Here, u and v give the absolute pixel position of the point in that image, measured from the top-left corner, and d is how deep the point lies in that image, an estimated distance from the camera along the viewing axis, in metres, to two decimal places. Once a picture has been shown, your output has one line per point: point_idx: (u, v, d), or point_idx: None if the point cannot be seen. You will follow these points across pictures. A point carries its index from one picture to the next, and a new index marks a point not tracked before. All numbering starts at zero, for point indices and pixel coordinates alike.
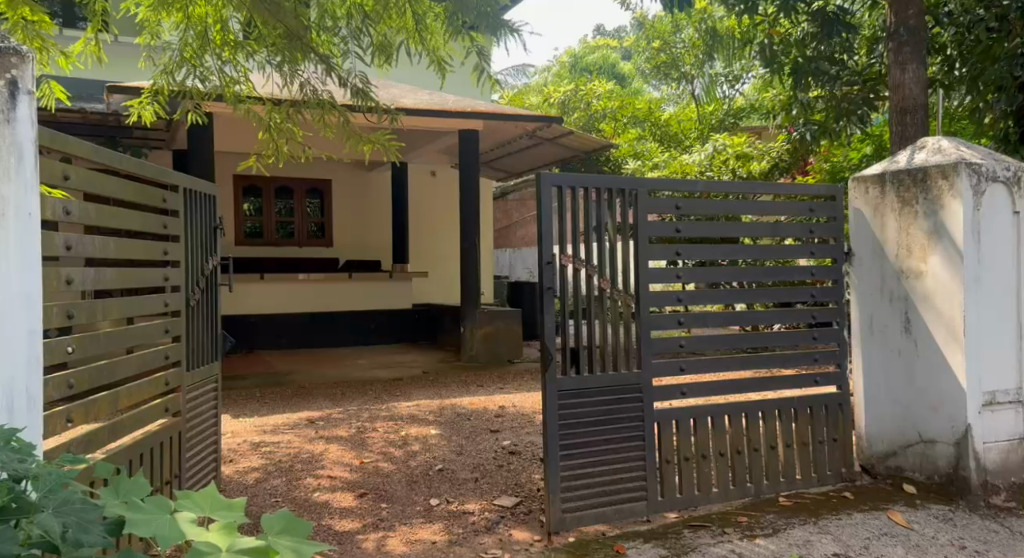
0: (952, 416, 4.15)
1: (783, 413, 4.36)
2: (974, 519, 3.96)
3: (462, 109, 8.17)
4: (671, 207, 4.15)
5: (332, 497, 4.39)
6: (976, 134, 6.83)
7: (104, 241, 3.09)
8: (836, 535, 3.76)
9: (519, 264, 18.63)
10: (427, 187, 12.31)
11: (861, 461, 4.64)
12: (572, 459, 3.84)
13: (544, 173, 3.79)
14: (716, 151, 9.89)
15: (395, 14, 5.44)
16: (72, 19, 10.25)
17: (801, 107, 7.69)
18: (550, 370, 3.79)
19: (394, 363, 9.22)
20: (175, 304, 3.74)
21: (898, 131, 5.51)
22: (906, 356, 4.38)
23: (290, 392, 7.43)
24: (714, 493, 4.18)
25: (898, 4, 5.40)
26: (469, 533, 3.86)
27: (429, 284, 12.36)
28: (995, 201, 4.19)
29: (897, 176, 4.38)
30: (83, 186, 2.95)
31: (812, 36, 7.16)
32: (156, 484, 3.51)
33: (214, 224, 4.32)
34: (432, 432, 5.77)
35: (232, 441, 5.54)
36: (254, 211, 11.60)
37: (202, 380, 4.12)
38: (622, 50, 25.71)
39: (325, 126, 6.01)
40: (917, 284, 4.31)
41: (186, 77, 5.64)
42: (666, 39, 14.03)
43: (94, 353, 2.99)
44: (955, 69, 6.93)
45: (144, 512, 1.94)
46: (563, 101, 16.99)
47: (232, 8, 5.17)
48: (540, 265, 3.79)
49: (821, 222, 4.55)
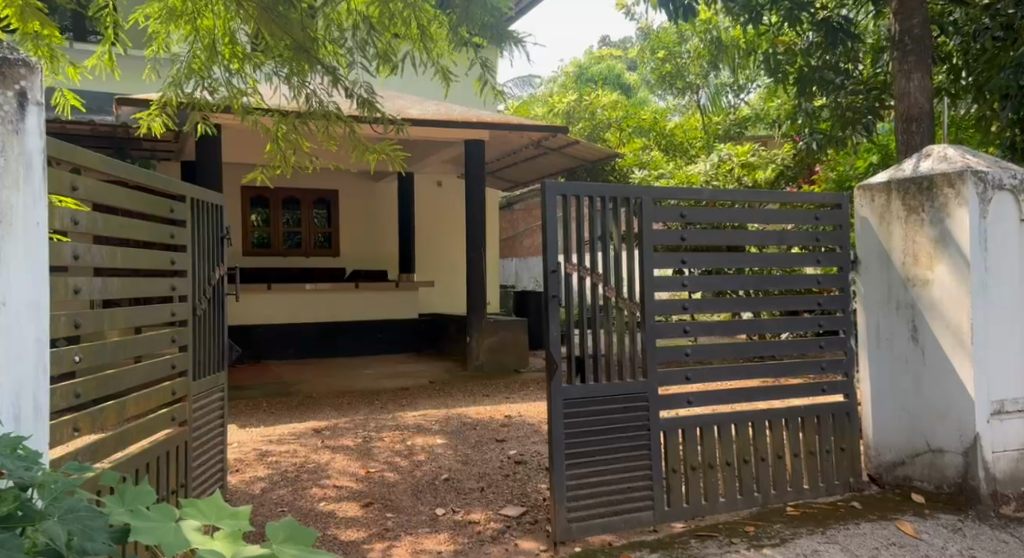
0: (960, 424, 4.13)
1: (791, 422, 4.34)
2: (983, 528, 3.92)
3: (468, 118, 8.21)
4: (677, 215, 4.13)
5: (338, 507, 4.39)
6: (983, 141, 6.90)
7: (112, 250, 3.10)
8: (844, 545, 3.74)
9: (525, 272, 18.78)
10: (432, 196, 12.33)
11: (869, 470, 4.60)
12: (579, 467, 3.84)
13: (550, 183, 3.81)
14: (722, 160, 9.89)
15: (400, 25, 5.40)
16: (83, 32, 10.31)
17: (806, 116, 7.75)
18: (556, 379, 3.80)
19: (402, 373, 9.20)
20: (182, 313, 3.76)
21: (904, 140, 5.48)
22: (913, 365, 4.36)
23: (295, 402, 7.43)
24: (722, 502, 4.16)
25: (903, 12, 5.42)
26: (475, 543, 3.86)
27: (435, 294, 12.37)
28: (1001, 209, 4.17)
29: (901, 185, 4.38)
30: (93, 197, 2.98)
31: (817, 45, 7.19)
32: (162, 492, 3.52)
33: (220, 234, 4.33)
34: (438, 441, 5.77)
35: (239, 451, 5.55)
36: (261, 222, 11.64)
37: (208, 389, 4.12)
38: (627, 61, 25.86)
39: (331, 137, 6.04)
40: (923, 292, 4.30)
41: (195, 89, 5.67)
42: (671, 49, 13.86)
43: (100, 362, 2.99)
44: (961, 78, 7.00)
45: (148, 519, 1.95)
46: (568, 111, 17.17)
47: (240, 20, 5.18)
48: (545, 274, 3.80)
49: (827, 230, 4.54)
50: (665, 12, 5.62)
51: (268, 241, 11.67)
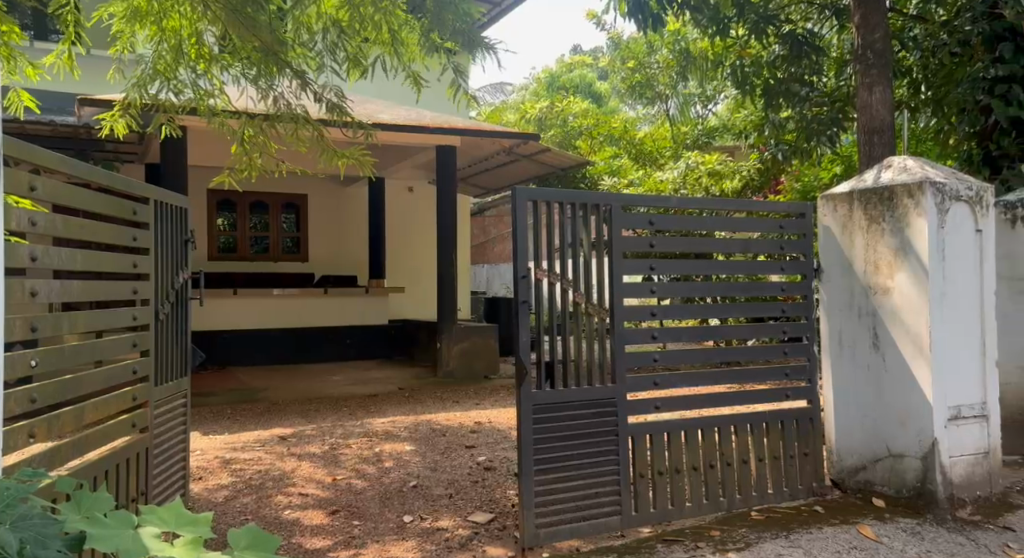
0: (920, 429, 4.23)
1: (755, 427, 4.41)
2: (941, 532, 4.00)
3: (438, 125, 8.19)
4: (646, 223, 4.17)
5: (303, 515, 4.35)
6: (941, 153, 7.08)
7: (72, 253, 3.04)
8: (807, 548, 3.80)
9: (496, 278, 18.91)
10: (401, 202, 12.29)
11: (831, 475, 4.68)
12: (548, 473, 3.86)
13: (520, 189, 3.83)
14: (690, 168, 10.03)
15: (371, 30, 5.45)
16: (44, 31, 10.20)
17: (773, 128, 7.91)
18: (525, 385, 3.82)
19: (369, 379, 9.11)
20: (145, 318, 3.71)
21: (866, 151, 5.60)
22: (874, 371, 4.45)
23: (261, 409, 7.34)
24: (687, 507, 4.20)
25: (865, 26, 5.53)
26: (442, 549, 3.84)
27: (404, 301, 12.28)
28: (958, 219, 4.29)
29: (863, 196, 4.48)
30: (53, 198, 2.92)
31: (782, 58, 7.33)
32: (121, 501, 3.47)
33: (184, 237, 4.26)
34: (406, 448, 5.73)
35: (202, 459, 5.45)
36: (227, 226, 11.49)
37: (170, 395, 4.06)
38: (598, 70, 26.08)
39: (300, 140, 5.96)
40: (884, 300, 4.39)
41: (160, 90, 5.58)
42: (641, 59, 13.32)
43: (58, 367, 2.94)
44: (921, 92, 7.23)
45: (105, 525, 1.92)
46: (539, 118, 17.39)
47: (206, 21, 5.12)
48: (515, 279, 3.82)
49: (791, 239, 4.62)
50: (634, 22, 5.66)
51: (233, 246, 11.52)
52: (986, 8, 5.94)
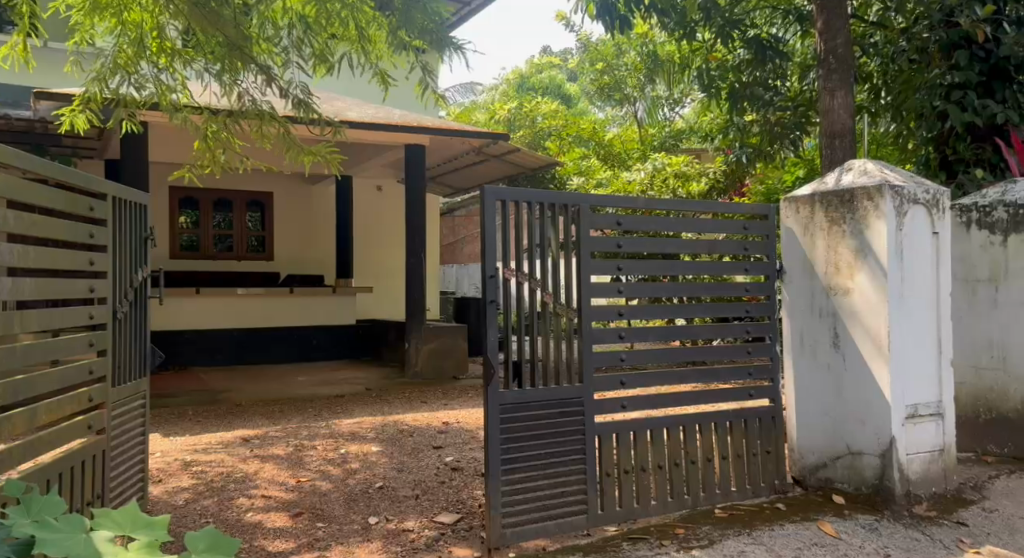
0: (878, 428, 4.32)
1: (719, 426, 4.46)
2: (898, 527, 4.08)
3: (407, 124, 8.17)
4: (613, 223, 4.19)
5: (265, 517, 4.29)
6: (900, 157, 7.25)
7: (25, 249, 2.96)
8: (769, 545, 3.85)
9: (464, 278, 18.88)
10: (368, 201, 12.20)
11: (793, 473, 4.75)
12: (514, 472, 3.86)
13: (488, 188, 3.82)
14: (657, 169, 10.12)
15: (338, 25, 5.41)
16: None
17: (737, 130, 8.06)
18: (492, 385, 3.82)
19: (334, 380, 9.02)
20: (102, 316, 3.63)
21: (828, 155, 5.69)
22: (835, 370, 4.53)
23: (225, 410, 7.23)
24: (652, 505, 4.23)
25: (828, 31, 5.63)
26: (408, 551, 3.83)
27: (370, 300, 12.20)
28: (915, 222, 4.39)
29: (824, 198, 4.55)
30: (5, 193, 2.83)
31: (748, 62, 7.44)
32: (76, 505, 3.39)
33: (144, 235, 4.19)
34: (373, 449, 5.70)
35: (162, 461, 5.35)
36: (189, 224, 11.30)
37: (129, 396, 3.98)
38: (567, 72, 26.23)
39: (265, 137, 5.89)
40: (844, 300, 4.47)
41: (121, 85, 5.47)
42: (609, 61, 13.78)
43: (9, 366, 2.86)
44: (881, 97, 7.41)
45: (55, 529, 1.87)
46: (509, 118, 17.50)
47: (168, 15, 5.03)
48: (484, 278, 3.81)
49: (756, 240, 4.69)
50: (602, 24, 5.70)
51: (195, 244, 11.33)
52: (944, 16, 6.07)
